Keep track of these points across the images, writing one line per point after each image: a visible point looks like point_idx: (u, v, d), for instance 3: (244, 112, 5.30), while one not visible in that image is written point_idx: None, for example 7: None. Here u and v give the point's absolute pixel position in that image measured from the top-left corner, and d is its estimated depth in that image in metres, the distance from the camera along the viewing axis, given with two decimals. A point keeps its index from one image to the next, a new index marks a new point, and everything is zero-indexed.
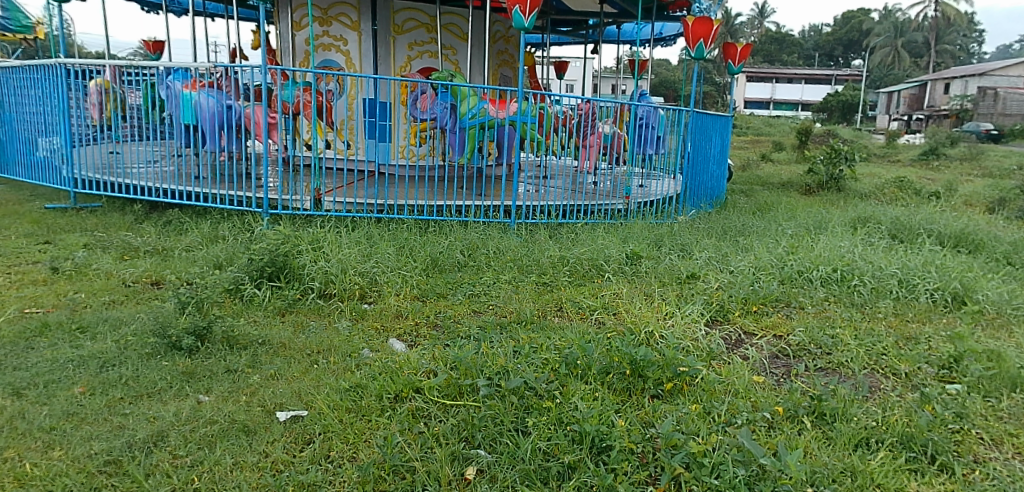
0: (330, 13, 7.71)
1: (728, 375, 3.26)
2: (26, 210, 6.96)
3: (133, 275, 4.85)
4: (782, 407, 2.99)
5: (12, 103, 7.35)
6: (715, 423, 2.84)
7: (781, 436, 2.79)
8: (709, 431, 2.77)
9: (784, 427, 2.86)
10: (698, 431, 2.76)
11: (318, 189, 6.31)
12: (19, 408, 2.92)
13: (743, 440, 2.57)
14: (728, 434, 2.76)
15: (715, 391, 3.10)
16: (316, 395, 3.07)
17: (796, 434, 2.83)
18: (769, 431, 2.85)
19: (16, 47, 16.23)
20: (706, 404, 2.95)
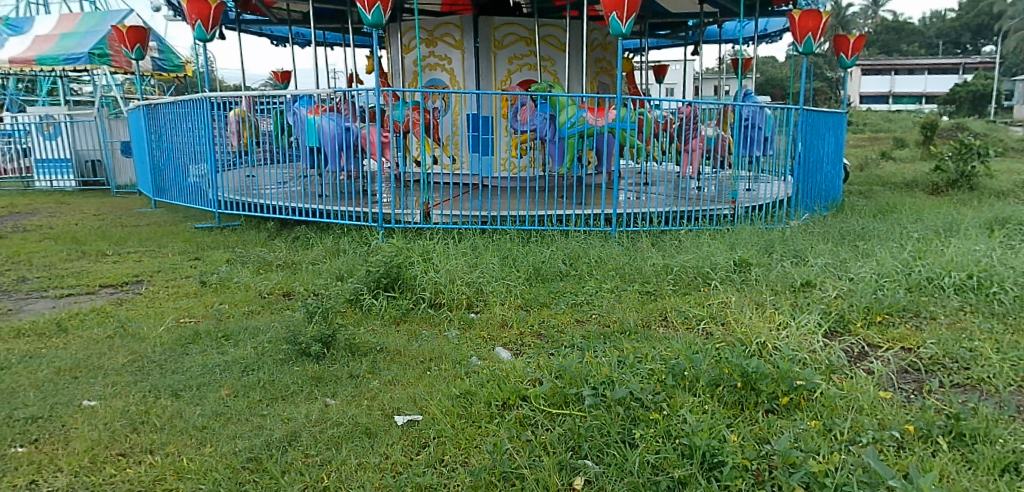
0: (435, 34, 8.14)
1: (850, 390, 3.13)
2: (179, 230, 7.71)
3: (268, 287, 5.26)
4: (914, 426, 2.84)
5: (166, 135, 8.18)
6: (838, 441, 2.74)
7: (913, 457, 2.65)
8: (831, 449, 2.67)
9: (916, 447, 2.71)
10: (818, 450, 2.67)
11: (427, 203, 6.60)
12: (178, 407, 3.26)
13: (870, 461, 2.47)
14: (852, 453, 2.65)
15: (837, 407, 3.00)
16: (430, 401, 3.23)
17: (931, 456, 2.67)
18: (899, 452, 2.71)
19: (171, 83, 18.55)
20: (826, 421, 2.86)
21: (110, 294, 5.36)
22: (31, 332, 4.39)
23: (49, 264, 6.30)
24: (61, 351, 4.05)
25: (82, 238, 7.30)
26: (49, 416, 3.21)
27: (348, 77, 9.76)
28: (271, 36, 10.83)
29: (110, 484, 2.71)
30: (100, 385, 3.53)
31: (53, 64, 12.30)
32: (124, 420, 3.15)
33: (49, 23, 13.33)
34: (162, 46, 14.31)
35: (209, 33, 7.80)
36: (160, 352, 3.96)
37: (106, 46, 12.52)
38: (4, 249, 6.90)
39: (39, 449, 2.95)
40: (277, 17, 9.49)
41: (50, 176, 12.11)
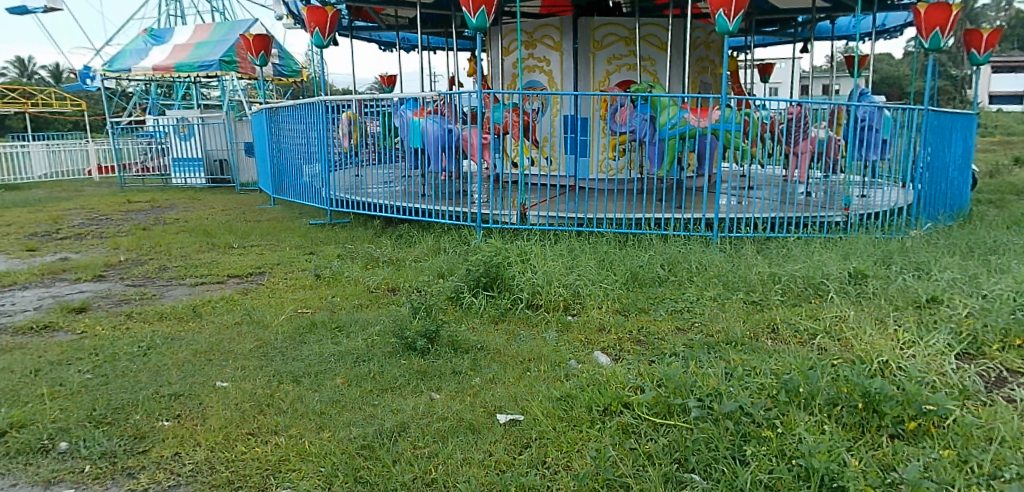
0: (535, 36, 8.21)
1: (989, 419, 2.90)
2: (295, 226, 8.19)
3: (375, 282, 5.48)
4: None
5: (286, 136, 8.70)
6: (973, 474, 2.54)
7: None
8: (966, 483, 2.49)
9: None
10: (952, 482, 2.49)
11: (524, 204, 6.64)
12: (299, 392, 3.48)
13: None
14: (991, 488, 2.45)
15: (973, 436, 2.78)
16: (531, 401, 3.26)
17: None
18: None
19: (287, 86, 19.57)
20: (961, 451, 2.66)
21: (237, 284, 5.74)
22: (171, 316, 4.78)
23: (183, 254, 6.83)
24: (197, 333, 4.40)
25: (211, 231, 7.87)
26: (188, 394, 3.49)
27: (450, 80, 9.99)
28: (379, 42, 11.26)
29: (241, 460, 2.90)
30: (231, 368, 3.81)
31: (189, 71, 13.21)
32: (251, 402, 3.38)
33: (186, 34, 14.35)
34: (282, 53, 15.15)
35: (326, 40, 8.21)
36: (281, 340, 4.23)
37: (234, 54, 13.46)
38: (146, 239, 7.54)
39: (180, 423, 3.21)
40: (385, 24, 9.86)
41: (185, 174, 13.25)
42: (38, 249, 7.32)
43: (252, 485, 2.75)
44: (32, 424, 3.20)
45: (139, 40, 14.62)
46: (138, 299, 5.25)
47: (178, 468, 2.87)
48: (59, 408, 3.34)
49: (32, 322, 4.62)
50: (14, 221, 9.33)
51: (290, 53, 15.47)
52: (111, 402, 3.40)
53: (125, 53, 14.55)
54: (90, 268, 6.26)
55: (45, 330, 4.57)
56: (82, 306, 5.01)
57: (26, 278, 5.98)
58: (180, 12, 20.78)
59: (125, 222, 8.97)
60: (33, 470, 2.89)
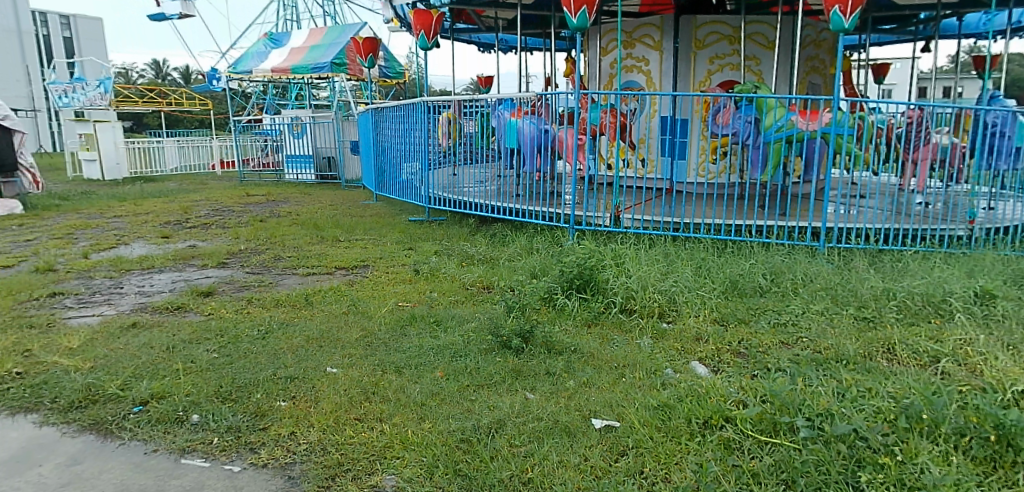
0: (634, 35, 8.11)
1: None
2: (395, 222, 8.45)
3: (471, 279, 5.57)
4: None
5: (388, 135, 8.99)
6: None
7: None
8: None
9: None
10: None
11: (618, 207, 6.54)
12: (401, 383, 3.60)
13: None
14: None
15: None
16: (627, 408, 3.22)
17: None
18: None
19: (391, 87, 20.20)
20: None
21: (344, 275, 5.99)
22: (286, 303, 5.05)
23: (296, 245, 7.19)
24: (309, 321, 4.64)
25: (320, 224, 8.25)
26: (302, 377, 3.69)
27: (547, 80, 10.00)
28: (478, 44, 11.44)
29: (350, 444, 3.03)
30: (339, 355, 4.00)
31: (304, 73, 13.88)
32: (358, 389, 3.53)
33: (301, 37, 15.13)
34: (387, 55, 15.65)
35: (431, 42, 8.43)
36: (384, 331, 4.39)
37: (343, 57, 14.04)
38: (263, 230, 7.99)
39: (295, 404, 3.40)
40: (485, 25, 10.00)
41: (297, 170, 14.10)
42: (170, 236, 7.91)
43: (359, 469, 2.86)
44: (169, 396, 3.48)
45: (260, 44, 15.54)
46: (256, 286, 5.57)
47: (293, 447, 3.03)
48: (191, 383, 3.60)
49: (167, 303, 5.00)
50: (149, 209, 10.13)
51: (394, 55, 15.94)
52: (235, 380, 3.63)
53: (248, 57, 15.57)
54: (215, 255, 6.71)
55: (178, 310, 4.93)
56: (209, 290, 5.36)
57: (161, 262, 6.48)
58: (295, 17, 21.86)
59: (244, 214, 9.56)
60: (170, 438, 3.14)
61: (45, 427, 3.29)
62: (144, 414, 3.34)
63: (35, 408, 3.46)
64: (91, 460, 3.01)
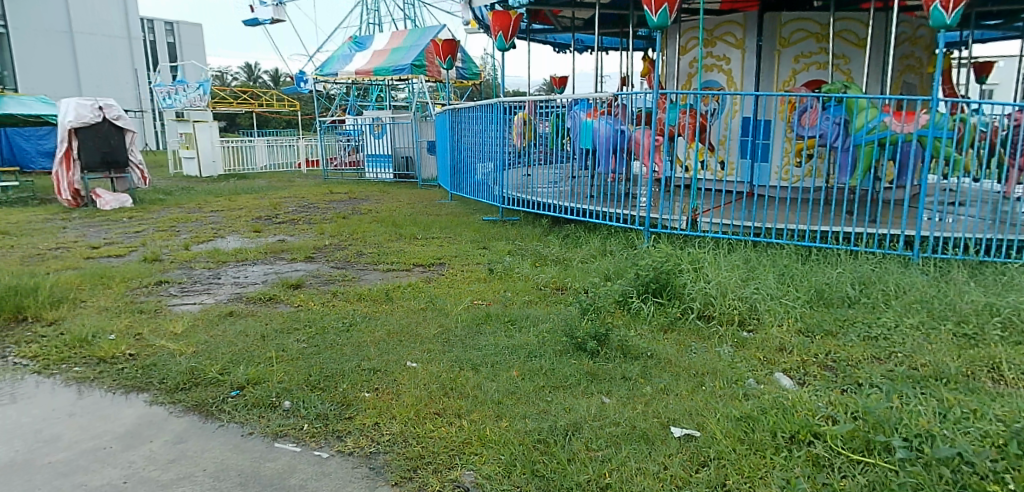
0: (715, 33, 7.94)
1: None
2: (469, 221, 8.56)
3: (544, 280, 5.57)
4: None
5: (465, 135, 9.11)
6: None
7: None
8: None
9: None
10: None
11: (695, 210, 6.39)
12: (477, 380, 3.64)
13: None
14: None
15: None
16: (708, 418, 3.16)
17: None
18: None
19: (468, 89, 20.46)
20: None
21: (421, 272, 6.10)
22: (368, 297, 5.20)
23: (376, 242, 7.38)
24: (389, 315, 4.75)
25: (398, 222, 8.44)
26: (384, 370, 3.79)
27: (624, 80, 9.90)
28: (554, 44, 11.44)
29: (430, 438, 3.10)
30: (418, 350, 4.08)
31: (385, 75, 14.23)
32: (437, 384, 3.59)
33: (383, 40, 15.54)
34: (465, 56, 15.86)
35: (508, 43, 8.55)
36: (461, 328, 4.45)
37: (423, 59, 14.32)
38: (345, 227, 8.25)
39: (378, 396, 3.50)
40: (562, 26, 9.99)
41: (376, 170, 14.51)
42: (261, 231, 8.27)
43: (439, 463, 2.93)
44: (263, 382, 3.65)
45: (344, 47, 16.04)
46: (341, 280, 5.76)
47: (376, 437, 3.13)
48: (283, 370, 3.77)
49: (260, 294, 5.23)
50: (242, 205, 10.62)
51: (472, 56, 16.13)
52: (323, 370, 3.77)
53: (334, 60, 16.13)
54: (302, 250, 6.97)
55: (270, 301, 5.16)
56: (298, 283, 5.58)
57: (253, 255, 6.79)
58: (378, 20, 22.45)
59: (328, 210, 9.89)
60: (264, 422, 3.30)
61: (154, 406, 3.51)
62: (241, 398, 3.52)
63: (145, 387, 3.69)
64: (194, 439, 3.19)
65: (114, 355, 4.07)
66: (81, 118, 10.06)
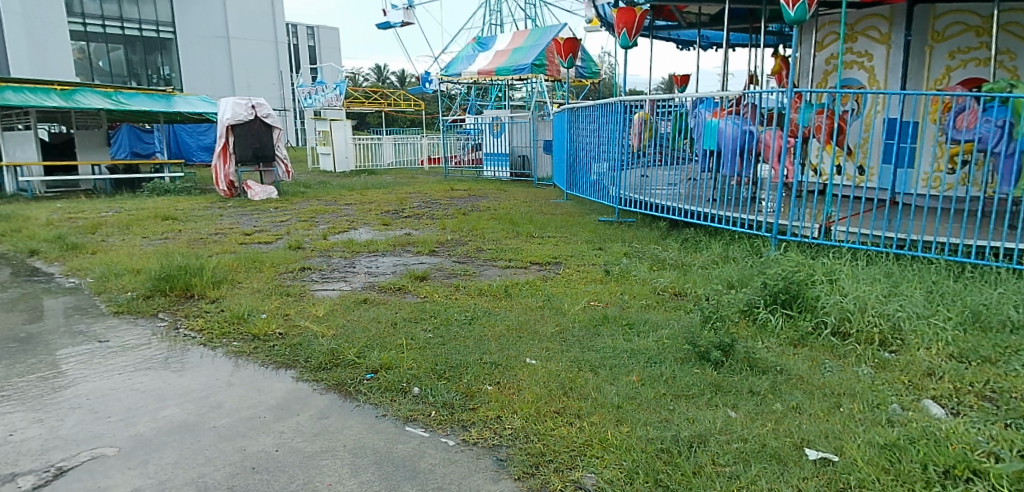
0: (857, 28, 7.48)
1: None
2: (586, 221, 8.55)
3: (663, 284, 5.47)
4: None
5: (584, 135, 9.10)
6: None
7: None
8: None
9: None
10: None
11: (829, 217, 6.03)
12: (597, 382, 3.63)
13: None
14: None
15: None
16: (847, 442, 3.00)
17: None
18: None
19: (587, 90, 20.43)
20: None
21: (538, 270, 6.16)
22: (488, 292, 5.32)
23: (495, 238, 7.52)
24: (509, 311, 4.84)
25: (516, 220, 8.57)
26: (505, 364, 3.86)
27: (752, 78, 9.54)
28: (678, 41, 11.20)
29: (553, 436, 3.13)
30: (537, 347, 4.13)
31: (506, 75, 14.51)
32: (557, 382, 3.62)
33: (506, 40, 15.79)
34: (585, 55, 15.85)
35: (632, 40, 8.41)
36: (579, 328, 4.46)
37: (544, 58, 14.43)
38: (466, 223, 8.47)
39: (500, 390, 3.58)
40: (687, 22, 9.75)
41: (494, 168, 14.87)
42: (390, 224, 8.65)
43: (561, 462, 2.97)
44: (395, 367, 3.83)
45: (469, 48, 16.41)
46: (463, 275, 5.94)
47: (499, 430, 3.22)
48: (412, 358, 3.93)
49: (390, 284, 5.50)
50: (372, 199, 11.16)
51: (592, 55, 16.09)
52: (448, 360, 3.90)
53: (458, 60, 16.61)
54: (427, 243, 7.23)
55: (399, 291, 5.40)
56: (424, 275, 5.81)
57: (383, 246, 7.12)
58: (500, 21, 22.86)
59: (449, 207, 10.19)
60: (396, 405, 3.48)
61: (300, 382, 3.78)
62: (375, 381, 3.73)
63: (292, 364, 3.98)
64: (335, 416, 3.42)
65: (267, 333, 4.41)
66: (238, 116, 11.00)
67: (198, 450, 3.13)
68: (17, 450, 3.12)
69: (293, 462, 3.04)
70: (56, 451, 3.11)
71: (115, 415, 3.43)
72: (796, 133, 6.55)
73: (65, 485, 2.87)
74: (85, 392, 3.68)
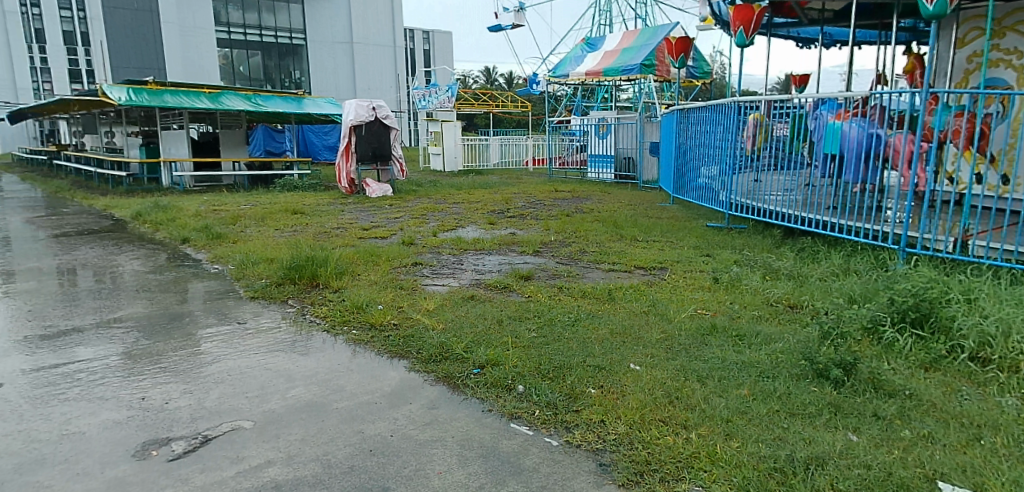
0: (1005, 23, 6.91)
1: None
2: (693, 226, 8.34)
3: (776, 295, 5.24)
4: None
5: (694, 137, 8.86)
6: None
7: None
8: None
9: None
10: None
11: (965, 231, 5.56)
12: (705, 394, 3.53)
13: None
14: None
15: None
16: (986, 479, 2.77)
17: None
18: None
19: (698, 92, 19.92)
20: None
21: (643, 275, 6.07)
22: (591, 295, 5.30)
23: (599, 241, 7.49)
24: (612, 315, 4.80)
25: (621, 223, 8.48)
26: (608, 369, 3.83)
27: (880, 77, 8.97)
28: (798, 39, 10.71)
29: (659, 445, 3.08)
30: (642, 353, 4.07)
31: (614, 75, 14.40)
32: (662, 390, 3.56)
33: (616, 40, 15.63)
34: (697, 55, 15.48)
35: (748, 38, 8.20)
36: (685, 336, 4.36)
37: (654, 58, 14.17)
38: (570, 224, 8.48)
39: (604, 394, 3.56)
40: (809, 18, 9.27)
41: (598, 169, 14.78)
42: (495, 223, 8.79)
43: (666, 472, 2.92)
44: (501, 364, 3.89)
45: (577, 49, 16.39)
46: (566, 276, 5.95)
47: (604, 434, 3.20)
48: (517, 355, 3.98)
49: (496, 283, 5.59)
50: (480, 198, 11.38)
51: (705, 54, 15.69)
52: (552, 361, 3.92)
53: (567, 61, 16.63)
54: (531, 244, 7.28)
55: (504, 290, 5.47)
56: (528, 274, 5.86)
57: (489, 245, 7.25)
58: (610, 21, 22.69)
59: (554, 208, 10.22)
60: (502, 401, 3.54)
61: (412, 372, 3.92)
62: (482, 376, 3.80)
63: (405, 355, 4.13)
64: (445, 407, 3.51)
65: (383, 323, 4.61)
66: (361, 118, 11.42)
67: (322, 429, 3.31)
68: (170, 417, 3.41)
69: (406, 448, 3.15)
70: (202, 420, 3.38)
71: (250, 391, 3.69)
72: (931, 138, 6.10)
73: (208, 452, 3.11)
74: (225, 368, 3.98)
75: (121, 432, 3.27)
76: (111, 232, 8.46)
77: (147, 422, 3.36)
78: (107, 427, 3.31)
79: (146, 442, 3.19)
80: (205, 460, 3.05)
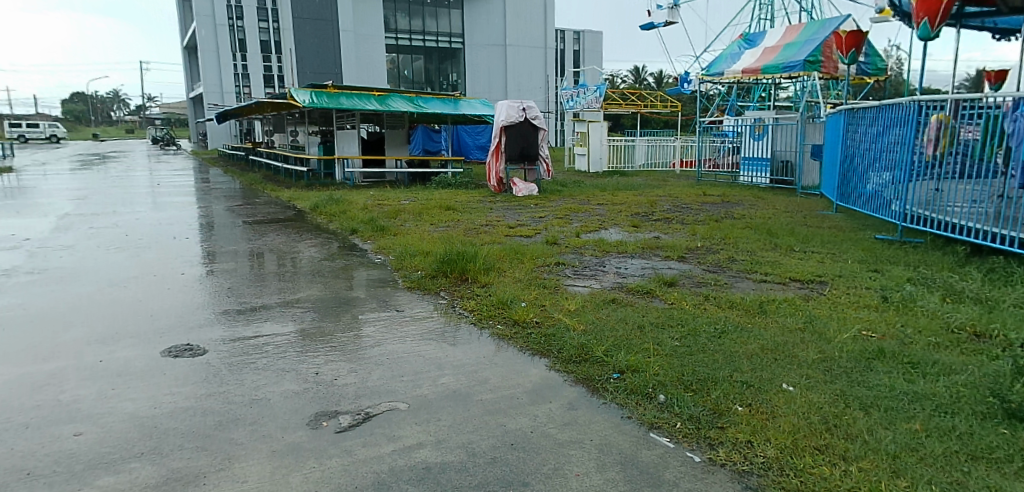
0: None
1: None
2: (859, 238, 7.68)
3: (958, 321, 4.68)
4: None
5: (863, 141, 8.14)
6: None
7: None
8: None
9: None
10: None
11: None
12: (869, 424, 3.21)
13: None
14: None
15: None
16: None
17: None
18: None
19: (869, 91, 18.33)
20: None
21: (799, 288, 5.67)
22: (740, 306, 5.02)
23: (750, 249, 7.11)
24: (764, 329, 4.50)
25: (776, 231, 7.98)
26: (758, 387, 3.59)
27: None
28: (994, 29, 9.56)
29: (813, 476, 2.84)
30: (796, 373, 3.77)
31: (774, 72, 13.63)
32: (819, 416, 3.27)
33: (777, 35, 14.74)
34: (870, 49, 14.29)
35: (934, 31, 7.39)
36: (847, 359, 3.99)
37: (820, 53, 13.23)
38: (719, 230, 8.11)
39: (753, 413, 3.33)
40: (1010, 7, 8.22)
41: (751, 173, 14.07)
42: (640, 226, 8.59)
43: None
44: (642, 371, 3.77)
45: (735, 45, 15.66)
46: (713, 285, 5.67)
47: (751, 456, 3.00)
48: (659, 364, 3.83)
49: (639, 287, 5.44)
50: (625, 200, 11.19)
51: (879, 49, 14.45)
52: (696, 373, 3.73)
53: (723, 58, 15.95)
54: (677, 249, 7.03)
55: (647, 295, 5.32)
56: (673, 280, 5.66)
57: (632, 248, 7.09)
58: (772, 16, 21.46)
59: (702, 212, 9.83)
60: (641, 409, 3.42)
61: (553, 371, 3.90)
62: (622, 381, 3.70)
63: (546, 353, 4.12)
64: (584, 409, 3.46)
65: (526, 320, 4.63)
66: (511, 118, 11.69)
67: (469, 418, 3.37)
68: (338, 392, 3.62)
69: (547, 446, 3.13)
70: (366, 398, 3.56)
71: (406, 376, 3.84)
72: None
73: (369, 428, 3.26)
74: (385, 352, 4.17)
75: (298, 401, 3.51)
76: (291, 221, 9.21)
77: (320, 394, 3.59)
78: (287, 396, 3.57)
79: (318, 413, 3.40)
80: (367, 435, 3.20)
